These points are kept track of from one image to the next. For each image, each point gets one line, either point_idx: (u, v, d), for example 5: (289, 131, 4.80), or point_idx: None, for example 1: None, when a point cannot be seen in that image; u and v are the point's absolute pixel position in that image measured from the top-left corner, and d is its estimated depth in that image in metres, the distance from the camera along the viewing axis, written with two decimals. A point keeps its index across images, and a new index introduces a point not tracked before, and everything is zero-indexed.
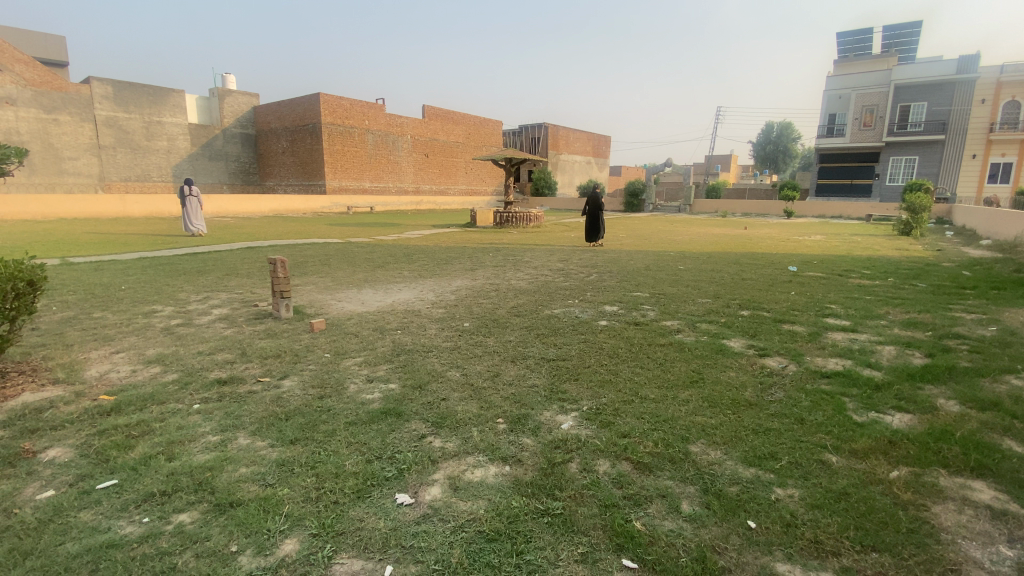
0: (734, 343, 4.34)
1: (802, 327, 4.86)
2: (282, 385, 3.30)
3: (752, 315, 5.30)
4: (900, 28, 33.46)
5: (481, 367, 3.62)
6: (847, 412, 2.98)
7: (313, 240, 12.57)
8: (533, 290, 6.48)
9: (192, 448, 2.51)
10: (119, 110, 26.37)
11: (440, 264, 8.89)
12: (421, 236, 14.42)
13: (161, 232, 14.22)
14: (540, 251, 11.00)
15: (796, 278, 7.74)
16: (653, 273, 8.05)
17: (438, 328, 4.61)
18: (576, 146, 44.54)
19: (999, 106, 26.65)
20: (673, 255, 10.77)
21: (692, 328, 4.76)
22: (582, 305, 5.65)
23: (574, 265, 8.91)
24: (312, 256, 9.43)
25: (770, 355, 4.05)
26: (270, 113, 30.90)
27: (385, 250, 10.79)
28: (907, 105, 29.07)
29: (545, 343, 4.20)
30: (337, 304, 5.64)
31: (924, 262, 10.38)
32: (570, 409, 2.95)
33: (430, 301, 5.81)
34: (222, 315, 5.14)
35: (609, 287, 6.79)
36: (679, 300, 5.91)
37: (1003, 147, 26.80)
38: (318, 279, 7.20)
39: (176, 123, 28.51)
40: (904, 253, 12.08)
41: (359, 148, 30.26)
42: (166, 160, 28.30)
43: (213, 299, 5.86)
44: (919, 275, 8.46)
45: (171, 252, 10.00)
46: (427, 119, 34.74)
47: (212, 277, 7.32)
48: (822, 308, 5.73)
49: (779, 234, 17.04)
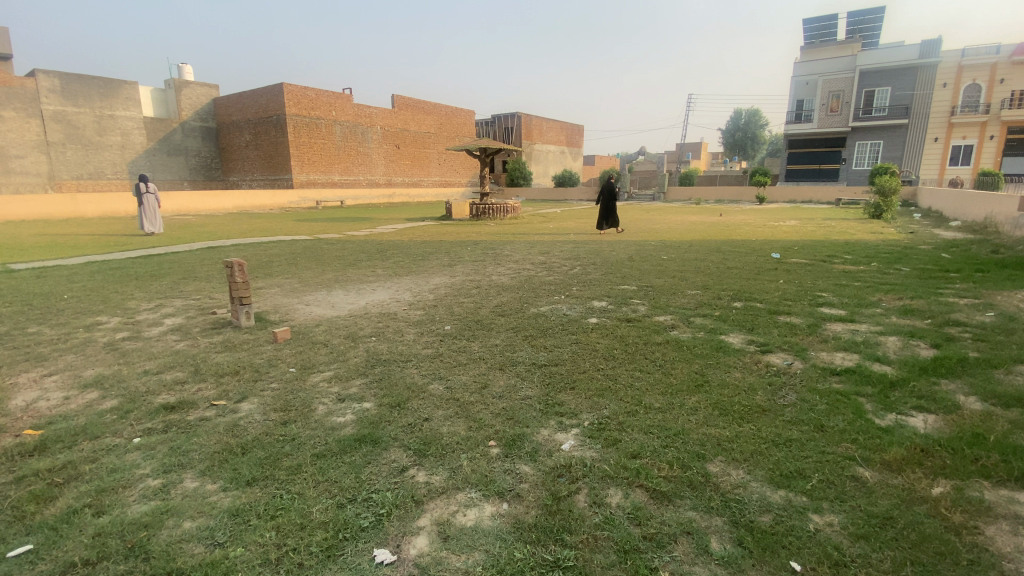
0: (732, 338, 4.08)
1: (800, 318, 4.66)
2: (240, 409, 2.89)
3: (747, 307, 5.07)
4: (864, 13, 33.96)
5: (466, 378, 3.26)
6: (867, 417, 2.74)
7: (281, 237, 11.97)
8: (515, 286, 6.13)
9: (127, 497, 2.10)
10: (67, 104, 24.79)
11: (415, 260, 8.45)
12: (394, 230, 13.97)
13: (115, 233, 13.36)
14: (519, 243, 10.67)
15: (781, 265, 7.59)
16: (637, 264, 7.82)
17: (417, 333, 4.24)
18: (549, 135, 44.14)
19: (960, 90, 27.37)
20: (655, 244, 10.56)
21: (687, 323, 4.48)
22: (569, 301, 5.33)
23: (555, 257, 8.60)
24: (278, 255, 8.87)
25: (773, 351, 3.79)
26: (231, 105, 29.58)
27: (357, 246, 10.32)
28: (872, 90, 29.65)
29: (534, 347, 3.86)
30: (304, 308, 5.19)
31: (900, 244, 10.41)
32: (570, 425, 2.63)
33: (407, 302, 5.41)
34: (175, 325, 4.65)
35: (595, 280, 6.51)
36: (668, 293, 5.65)
37: (964, 130, 27.51)
38: (284, 281, 6.69)
39: (130, 117, 27.02)
40: (879, 236, 12.15)
41: (327, 140, 29.27)
42: (120, 156, 26.84)
43: (166, 307, 5.33)
44: (900, 258, 8.42)
45: (123, 255, 9.30)
46: (397, 109, 33.82)
47: (167, 281, 6.74)
48: (815, 296, 5.55)
49: (755, 220, 17.10)
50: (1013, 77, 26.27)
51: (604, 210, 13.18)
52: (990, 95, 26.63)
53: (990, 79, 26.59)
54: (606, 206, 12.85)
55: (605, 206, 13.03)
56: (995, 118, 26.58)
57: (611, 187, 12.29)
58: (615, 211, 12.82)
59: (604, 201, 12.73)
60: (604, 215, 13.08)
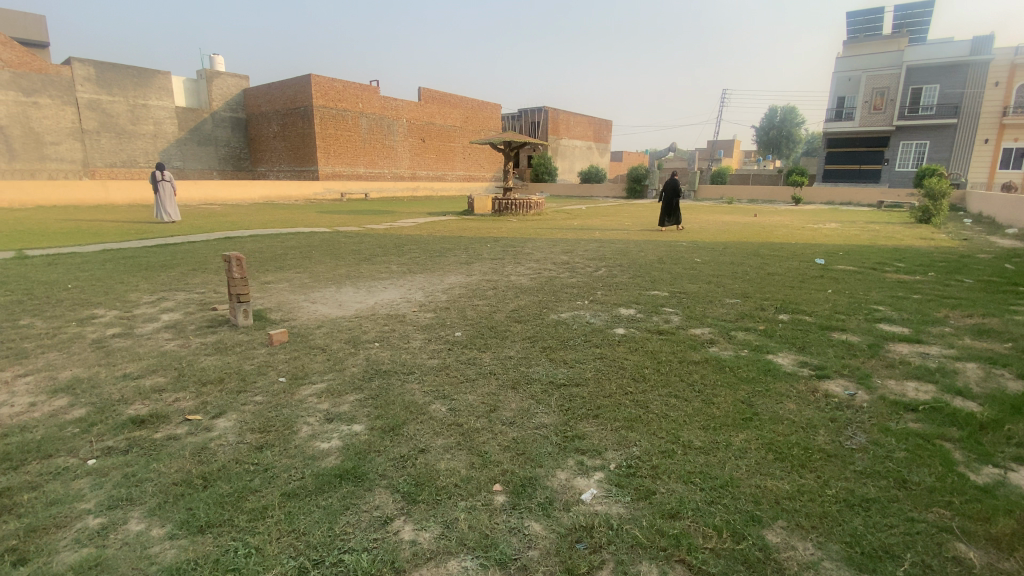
0: (781, 359, 3.56)
1: (856, 337, 4.10)
2: (215, 428, 2.54)
3: (793, 320, 4.53)
4: (912, 7, 32.11)
5: (472, 398, 2.84)
6: (960, 472, 2.22)
7: (299, 229, 11.81)
8: (535, 289, 5.68)
9: (56, 542, 1.75)
10: (102, 93, 25.29)
11: (433, 257, 8.08)
12: (414, 224, 13.71)
13: (138, 221, 13.39)
14: (542, 241, 10.23)
15: (826, 273, 6.97)
16: (667, 267, 7.27)
17: (424, 340, 3.84)
18: (576, 131, 43.42)
19: (1012, 89, 25.71)
20: (685, 245, 9.98)
21: (727, 339, 3.97)
22: (592, 308, 4.87)
23: (578, 257, 8.14)
24: (292, 248, 8.63)
25: (831, 378, 3.26)
26: (259, 95, 29.82)
27: (376, 240, 10.04)
28: (918, 88, 28.11)
29: (552, 361, 3.41)
30: (310, 306, 4.87)
31: (954, 252, 9.56)
32: (593, 467, 2.19)
33: (418, 303, 5.03)
34: (172, 322, 4.37)
35: (622, 284, 6.02)
36: (703, 301, 5.13)
37: (1016, 132, 25.87)
38: (295, 275, 6.42)
39: (162, 106, 27.43)
40: (930, 242, 11.27)
41: (353, 132, 29.25)
42: (152, 145, 27.28)
43: (166, 301, 5.07)
44: (959, 268, 7.66)
45: (140, 243, 9.21)
46: (423, 102, 33.62)
47: (176, 273, 6.52)
48: (870, 311, 4.95)
49: (791, 222, 16.26)
50: None
51: (663, 207, 13.12)
52: None
53: None
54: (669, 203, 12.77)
55: (666, 203, 13.00)
56: None
57: (675, 184, 12.27)
58: (677, 207, 12.78)
59: (666, 197, 12.68)
60: (665, 212, 13.02)
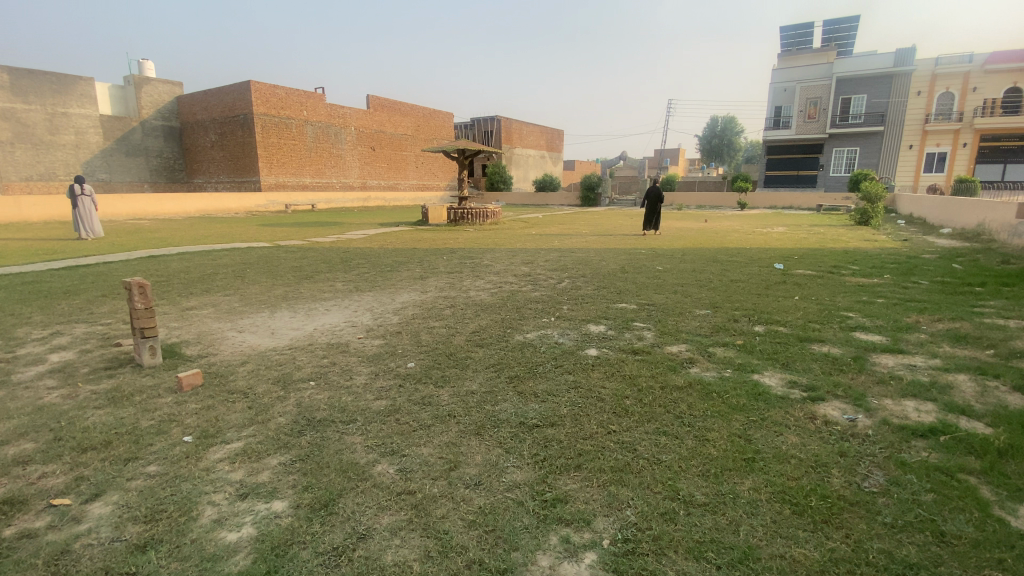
0: (768, 378, 3.23)
1: (838, 349, 3.85)
2: (86, 518, 1.93)
3: (769, 331, 4.26)
4: (839, 21, 34.04)
5: (427, 453, 2.33)
6: (1000, 516, 1.90)
7: (236, 245, 10.87)
8: (495, 306, 5.22)
9: None
10: (15, 100, 23.02)
11: (383, 272, 7.49)
12: (363, 236, 12.99)
13: (51, 239, 12.03)
14: (501, 252, 9.83)
15: (788, 278, 6.88)
16: (630, 276, 7.00)
17: (370, 376, 3.30)
18: (529, 140, 43.60)
19: (933, 97, 27.58)
20: (644, 252, 9.80)
21: (707, 357, 3.61)
22: (559, 326, 4.45)
23: (538, 268, 7.78)
24: (226, 267, 7.80)
25: (826, 400, 2.94)
26: (195, 103, 28.10)
27: (321, 255, 9.33)
28: (848, 98, 29.74)
29: (520, 395, 2.95)
30: (235, 337, 4.21)
31: (901, 253, 9.83)
32: (581, 546, 1.75)
33: (364, 328, 4.47)
34: (61, 364, 3.61)
35: (587, 296, 5.67)
36: (673, 314, 4.81)
37: (938, 137, 27.73)
38: (223, 299, 5.68)
39: (85, 115, 25.31)
40: (874, 244, 11.67)
41: (298, 141, 27.96)
42: (74, 156, 25.06)
43: (60, 337, 4.26)
44: (910, 270, 7.80)
45: (47, 265, 8.13)
46: (372, 110, 32.70)
47: (82, 299, 5.66)
48: (842, 318, 4.76)
49: (742, 227, 16.61)
50: (985, 86, 26.62)
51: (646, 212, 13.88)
52: (963, 103, 26.92)
53: (963, 88, 26.90)
54: (652, 208, 13.43)
55: (649, 208, 13.62)
56: (968, 126, 26.77)
57: (657, 192, 12.83)
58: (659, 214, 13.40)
59: (649, 204, 13.22)
60: (649, 217, 13.72)
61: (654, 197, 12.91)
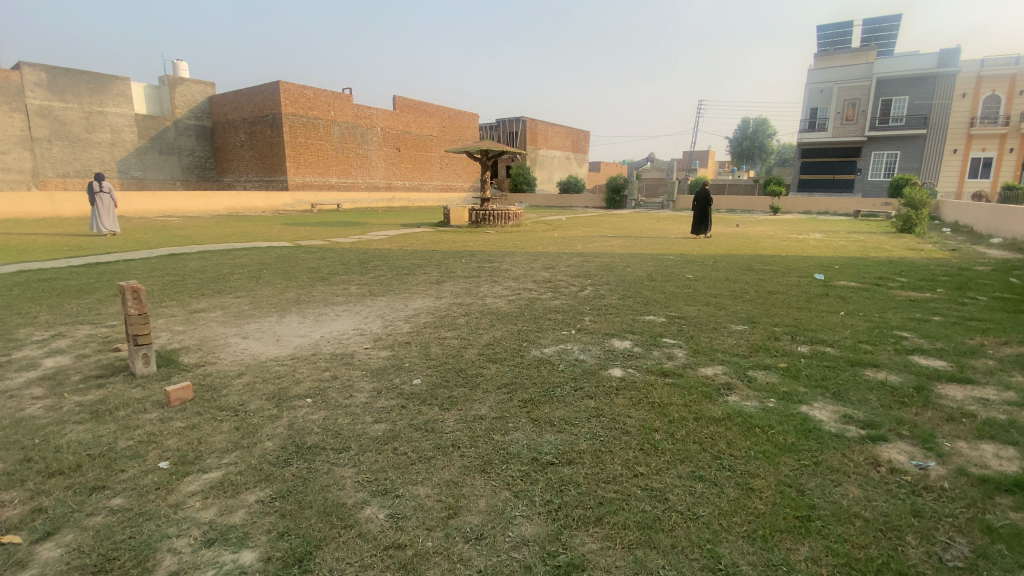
0: (818, 412, 2.82)
1: (897, 376, 3.40)
2: (31, 564, 1.69)
3: (815, 353, 3.82)
4: (879, 21, 32.75)
5: (424, 494, 2.03)
6: None
7: (257, 244, 10.87)
8: (513, 315, 4.90)
9: None
10: (54, 99, 23.78)
11: (399, 275, 7.28)
12: (384, 237, 12.85)
13: (78, 235, 12.23)
14: (521, 256, 9.51)
15: (831, 290, 6.38)
16: (658, 285, 6.61)
17: (372, 394, 3.01)
18: (554, 141, 43.23)
19: (979, 101, 26.22)
20: (673, 259, 9.36)
21: (746, 383, 3.21)
22: (580, 340, 4.11)
23: (560, 274, 7.45)
24: (241, 266, 7.70)
25: (890, 441, 2.53)
26: (226, 103, 28.64)
27: (339, 256, 9.19)
28: (889, 99, 28.48)
29: (535, 423, 2.62)
30: (238, 344, 4.00)
31: (951, 264, 9.15)
32: None
33: (372, 336, 4.22)
34: (53, 371, 3.44)
35: (611, 307, 5.31)
36: (706, 330, 4.41)
37: (983, 142, 26.32)
38: (233, 301, 5.52)
39: (121, 114, 26.01)
40: (920, 253, 10.94)
41: (325, 141, 28.22)
42: (110, 153, 25.77)
43: (62, 339, 4.14)
44: (966, 283, 7.17)
45: (68, 262, 8.17)
46: (398, 111, 32.84)
47: (93, 298, 5.58)
48: (896, 338, 4.29)
49: (776, 232, 15.94)
50: None
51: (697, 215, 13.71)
52: (1010, 107, 25.44)
53: (1010, 91, 25.43)
54: (701, 213, 13.26)
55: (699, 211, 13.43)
56: (1015, 131, 25.34)
57: (708, 194, 12.63)
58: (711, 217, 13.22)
59: (700, 208, 13.17)
60: (699, 220, 13.57)
61: (702, 199, 12.77)
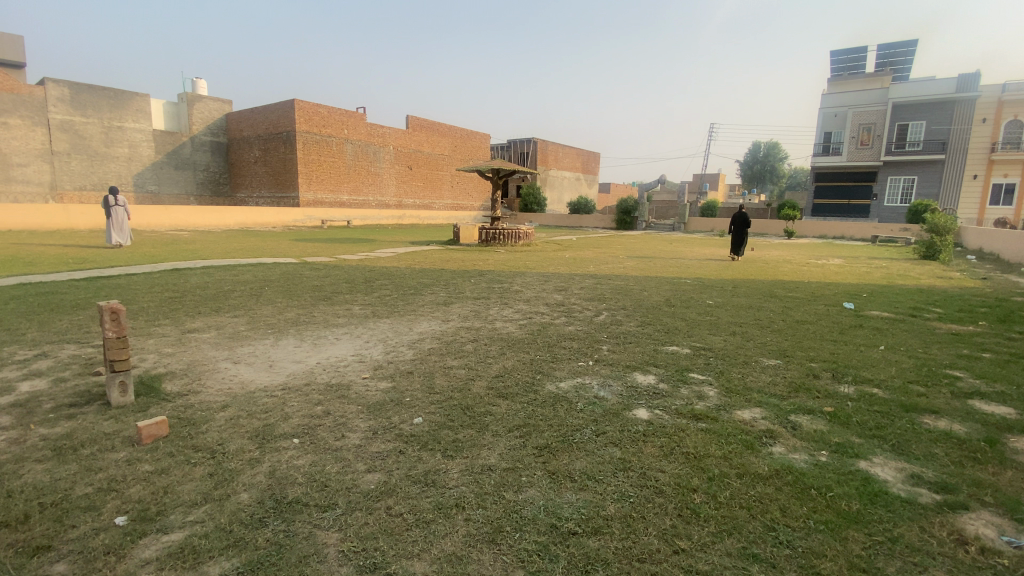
0: (880, 470, 2.43)
1: (962, 426, 2.99)
2: None
3: (862, 395, 3.42)
4: (893, 47, 32.65)
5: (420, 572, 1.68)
6: None
7: (263, 260, 10.68)
8: (526, 343, 4.56)
9: None
10: (75, 114, 24.17)
11: (405, 295, 6.99)
12: (392, 255, 12.62)
13: (86, 248, 12.15)
14: (531, 276, 9.20)
15: (862, 321, 5.98)
16: (678, 312, 6.24)
17: (368, 435, 2.67)
18: (565, 162, 43.30)
19: (1000, 126, 25.76)
20: (688, 283, 9.00)
21: (790, 430, 2.83)
22: (599, 373, 3.75)
23: (573, 297, 7.12)
24: (244, 283, 7.46)
25: (971, 510, 2.15)
26: (242, 119, 29.00)
27: (345, 273, 8.95)
28: (905, 124, 28.18)
29: (554, 478, 2.26)
30: (228, 370, 3.68)
31: (985, 294, 8.68)
32: None
33: (373, 364, 3.90)
34: (24, 397, 3.13)
35: (630, 335, 4.95)
36: (736, 365, 4.03)
37: (1005, 167, 25.83)
38: (230, 321, 5.24)
39: (139, 129, 26.37)
40: (948, 282, 10.48)
41: (337, 159, 28.41)
42: (127, 168, 26.04)
43: (44, 360, 3.85)
44: (1004, 315, 6.74)
45: (67, 275, 7.95)
46: (411, 130, 33.09)
47: (85, 315, 5.32)
48: (949, 378, 3.88)
49: (793, 257, 15.51)
50: None
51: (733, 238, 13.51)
52: None
53: None
54: (739, 234, 13.01)
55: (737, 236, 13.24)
56: None
57: (746, 216, 12.35)
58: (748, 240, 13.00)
59: (737, 230, 12.89)
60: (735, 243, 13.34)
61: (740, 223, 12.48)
